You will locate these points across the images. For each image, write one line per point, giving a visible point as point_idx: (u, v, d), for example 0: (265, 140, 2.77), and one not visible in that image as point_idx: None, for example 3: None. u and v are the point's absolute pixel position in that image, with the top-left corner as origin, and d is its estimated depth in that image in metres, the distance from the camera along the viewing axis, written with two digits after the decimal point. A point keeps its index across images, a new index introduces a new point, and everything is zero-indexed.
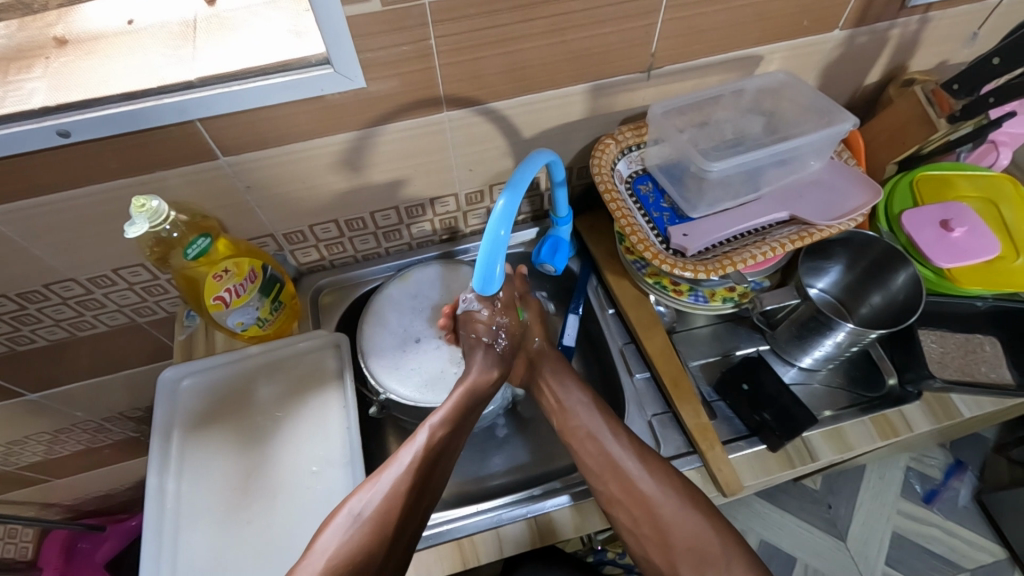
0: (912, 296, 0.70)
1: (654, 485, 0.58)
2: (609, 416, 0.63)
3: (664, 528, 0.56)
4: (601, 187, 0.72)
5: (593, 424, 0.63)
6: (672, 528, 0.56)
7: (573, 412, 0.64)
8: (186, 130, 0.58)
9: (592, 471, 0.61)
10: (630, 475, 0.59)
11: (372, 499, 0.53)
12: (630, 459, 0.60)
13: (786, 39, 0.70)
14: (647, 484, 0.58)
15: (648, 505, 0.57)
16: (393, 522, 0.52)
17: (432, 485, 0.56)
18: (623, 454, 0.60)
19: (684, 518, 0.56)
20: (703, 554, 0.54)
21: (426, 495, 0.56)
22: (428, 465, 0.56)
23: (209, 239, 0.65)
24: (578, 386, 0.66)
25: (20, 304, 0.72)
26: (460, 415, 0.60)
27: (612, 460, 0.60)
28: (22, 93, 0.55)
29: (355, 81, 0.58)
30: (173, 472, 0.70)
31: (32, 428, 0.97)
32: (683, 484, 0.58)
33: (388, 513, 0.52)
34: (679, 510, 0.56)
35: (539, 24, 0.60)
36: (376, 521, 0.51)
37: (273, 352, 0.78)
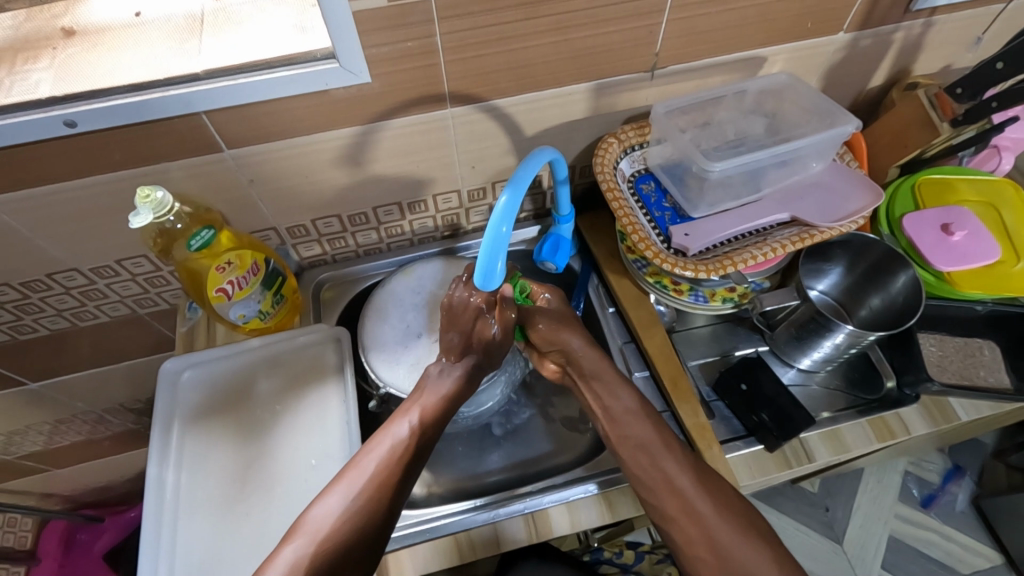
0: (911, 298, 0.70)
1: (712, 507, 0.57)
2: (663, 429, 0.61)
3: (722, 553, 0.55)
4: (603, 186, 0.73)
5: (650, 436, 0.61)
6: (729, 552, 0.54)
7: (626, 423, 0.62)
8: (191, 122, 0.59)
9: (646, 486, 0.59)
10: (686, 493, 0.57)
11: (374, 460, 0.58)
12: (685, 476, 0.58)
13: (790, 41, 0.71)
14: (704, 504, 0.57)
15: (705, 527, 0.56)
16: (393, 480, 0.57)
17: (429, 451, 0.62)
18: (679, 472, 0.58)
19: (743, 544, 0.55)
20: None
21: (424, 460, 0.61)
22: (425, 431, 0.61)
23: (213, 231, 0.65)
24: (630, 394, 0.64)
25: (23, 293, 0.73)
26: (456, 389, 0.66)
27: (667, 478, 0.58)
28: (28, 84, 0.55)
29: (360, 76, 0.59)
30: (173, 463, 0.71)
31: (33, 418, 0.98)
32: (740, 508, 0.57)
33: (388, 472, 0.57)
34: (735, 534, 0.55)
35: (544, 23, 0.60)
36: (376, 480, 0.57)
37: (273, 346, 0.79)
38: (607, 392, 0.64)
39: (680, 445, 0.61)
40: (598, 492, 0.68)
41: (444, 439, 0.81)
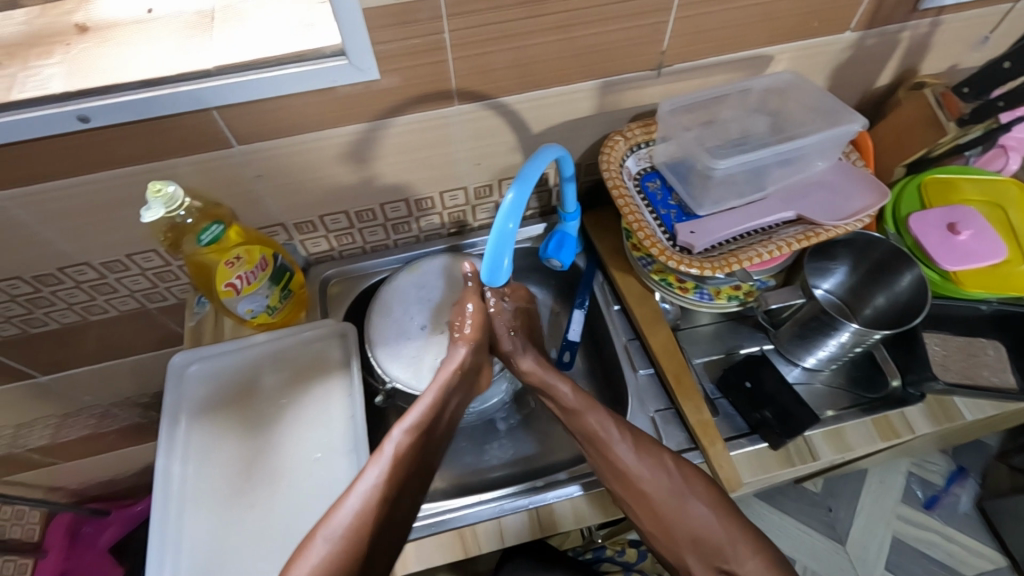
0: (916, 298, 0.70)
1: (658, 485, 0.60)
2: (606, 415, 0.63)
3: (670, 524, 0.59)
4: (609, 183, 0.73)
5: (598, 425, 0.62)
6: (676, 522, 0.59)
7: (576, 415, 0.64)
8: (201, 118, 0.59)
9: (598, 471, 0.63)
10: (633, 477, 0.60)
11: (344, 516, 0.54)
12: (630, 462, 0.61)
13: (796, 40, 0.71)
14: (652, 483, 0.60)
15: (655, 505, 0.59)
16: (365, 538, 0.53)
17: (404, 497, 0.57)
18: (626, 457, 0.61)
19: (689, 512, 0.59)
20: (708, 545, 0.58)
21: (400, 508, 0.57)
22: (398, 475, 0.57)
23: (222, 226, 0.66)
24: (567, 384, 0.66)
25: (34, 287, 0.73)
26: (429, 420, 0.62)
27: (616, 465, 0.61)
28: (42, 79, 0.56)
29: (368, 73, 0.59)
30: (179, 455, 0.71)
31: (42, 411, 0.99)
32: (688, 481, 0.60)
33: (361, 529, 0.53)
34: (680, 507, 0.59)
35: (551, 20, 0.60)
36: (349, 538, 0.52)
37: (278, 340, 0.79)
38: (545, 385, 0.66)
39: (620, 425, 0.62)
40: (601, 486, 0.68)
41: None
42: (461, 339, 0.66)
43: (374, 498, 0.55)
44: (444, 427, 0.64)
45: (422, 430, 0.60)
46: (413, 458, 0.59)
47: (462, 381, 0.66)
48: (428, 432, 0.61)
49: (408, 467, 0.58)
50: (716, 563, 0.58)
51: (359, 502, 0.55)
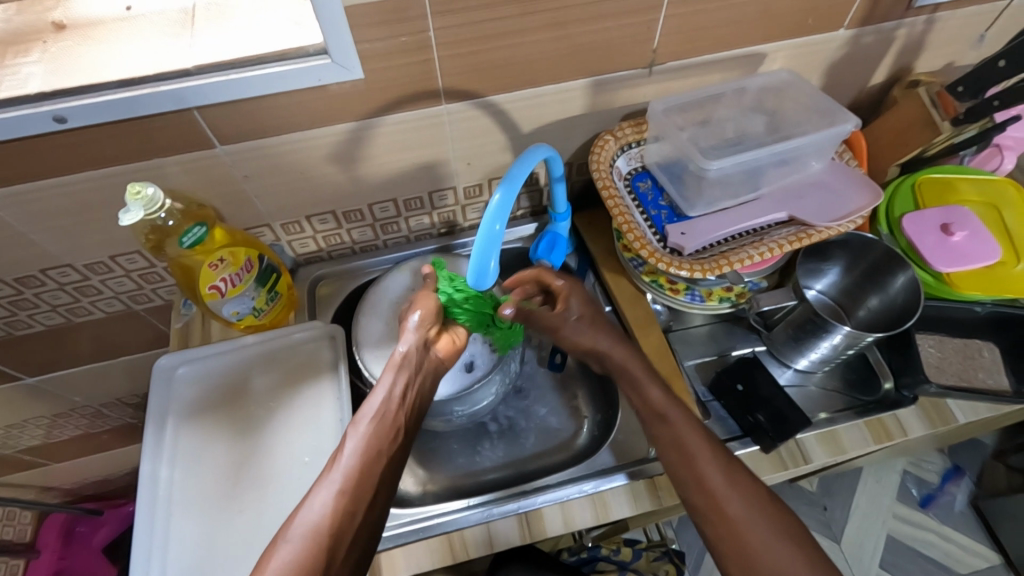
0: (910, 300, 0.69)
1: (744, 508, 0.53)
2: (694, 424, 0.59)
3: (749, 553, 0.52)
4: (599, 184, 0.72)
5: (688, 437, 0.58)
6: (755, 551, 0.52)
7: (657, 420, 0.60)
8: (183, 118, 0.58)
9: (679, 482, 0.57)
10: (718, 493, 0.54)
11: (306, 516, 0.50)
12: (716, 476, 0.55)
13: (790, 38, 0.70)
14: (740, 507, 0.54)
15: (736, 526, 0.53)
16: (330, 536, 0.49)
17: (370, 489, 0.53)
18: (713, 472, 0.56)
19: (772, 546, 0.52)
20: None
21: (367, 501, 0.52)
22: (361, 468, 0.53)
23: (204, 228, 0.65)
24: (658, 389, 0.62)
25: (17, 289, 0.72)
26: (390, 415, 0.57)
27: (700, 475, 0.56)
28: (19, 78, 0.55)
29: (353, 72, 0.58)
30: (166, 460, 0.70)
31: (31, 412, 0.98)
32: (776, 513, 0.53)
33: (324, 528, 0.49)
34: (768, 539, 0.52)
35: (540, 18, 0.59)
36: (310, 537, 0.48)
37: (268, 342, 0.78)
38: (637, 386, 0.63)
39: (714, 443, 0.58)
40: (594, 490, 0.68)
41: (440, 437, 0.81)
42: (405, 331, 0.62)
43: (334, 496, 0.51)
44: (410, 412, 0.60)
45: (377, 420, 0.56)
46: (375, 449, 0.55)
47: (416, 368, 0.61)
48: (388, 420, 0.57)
49: (371, 461, 0.54)
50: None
51: (320, 501, 0.51)
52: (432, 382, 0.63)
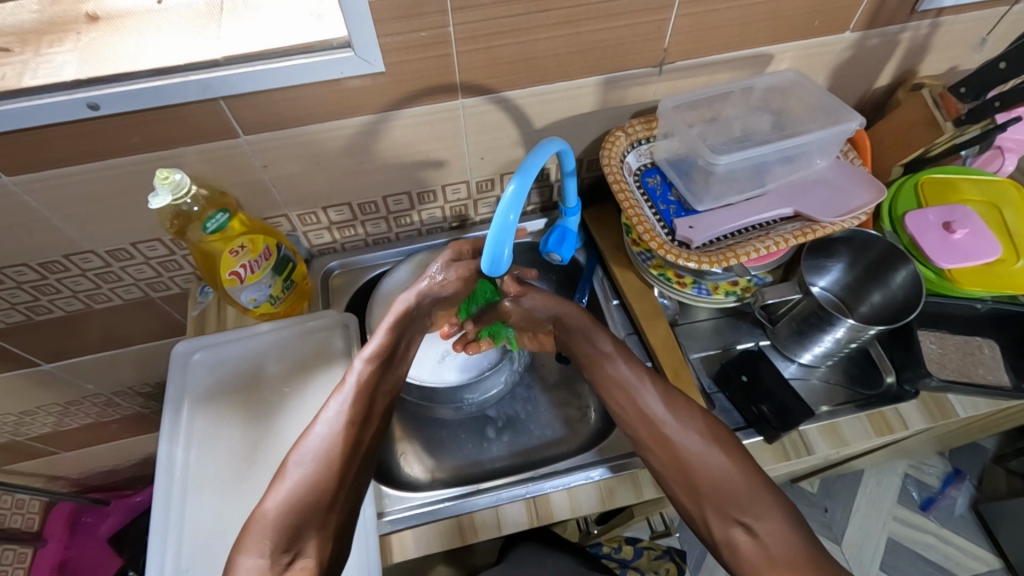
0: (913, 294, 0.71)
1: (679, 429, 0.61)
2: (638, 365, 0.66)
3: (688, 469, 0.59)
4: (610, 177, 0.74)
5: (629, 374, 0.65)
6: (696, 469, 0.59)
7: (605, 364, 0.67)
8: (209, 107, 0.60)
9: (624, 419, 0.64)
10: (658, 421, 0.62)
11: (313, 444, 0.58)
12: (657, 406, 0.63)
13: (798, 39, 0.72)
14: (678, 432, 0.61)
15: (678, 450, 0.60)
16: (337, 460, 0.58)
17: (369, 424, 0.62)
18: (652, 403, 0.63)
19: (707, 460, 0.59)
20: (728, 496, 0.57)
21: (364, 437, 0.61)
22: (361, 403, 0.62)
23: (227, 215, 0.67)
24: (605, 338, 0.68)
25: (40, 273, 0.74)
26: (386, 355, 0.65)
27: (644, 411, 0.63)
28: (53, 66, 0.57)
29: (374, 65, 0.60)
30: (182, 441, 0.72)
31: (45, 398, 1.00)
32: (711, 426, 0.61)
33: (331, 450, 0.58)
34: (704, 450, 0.60)
35: (555, 15, 0.61)
36: (321, 460, 0.57)
37: (282, 329, 0.80)
38: (588, 336, 0.69)
39: (650, 374, 0.65)
40: (600, 478, 0.69)
41: (448, 427, 0.83)
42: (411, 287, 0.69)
43: (340, 423, 0.60)
44: (403, 360, 0.68)
45: (382, 360, 0.65)
46: (374, 388, 0.63)
47: (414, 318, 0.68)
48: (388, 362, 0.65)
49: (370, 394, 0.62)
50: (734, 515, 0.56)
51: (326, 429, 0.59)
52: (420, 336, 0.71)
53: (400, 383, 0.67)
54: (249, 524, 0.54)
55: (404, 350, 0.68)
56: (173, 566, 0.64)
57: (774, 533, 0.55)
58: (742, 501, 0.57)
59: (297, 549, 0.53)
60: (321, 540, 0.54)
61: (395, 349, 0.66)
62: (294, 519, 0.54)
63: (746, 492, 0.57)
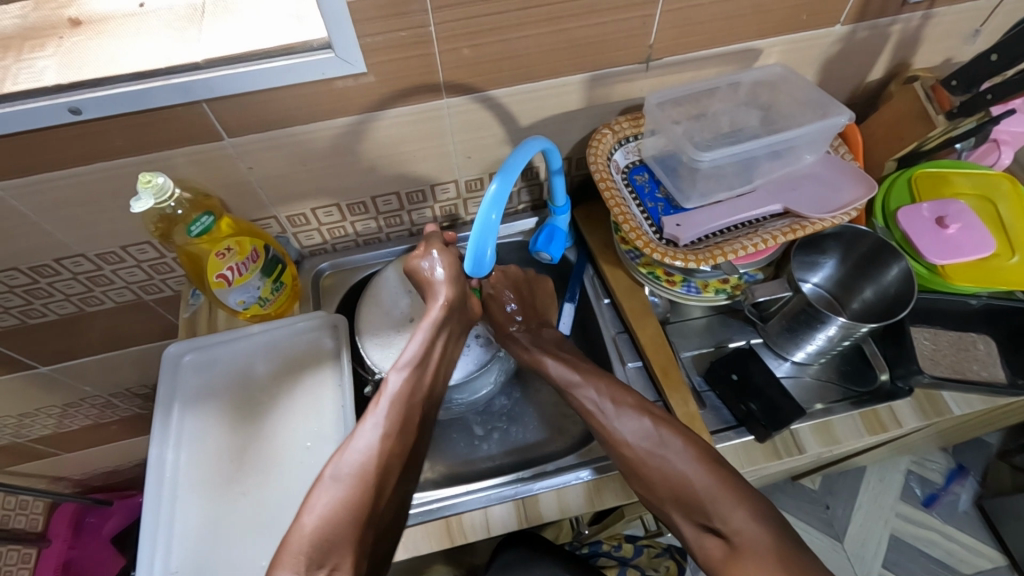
0: (904, 290, 0.70)
1: (630, 441, 0.62)
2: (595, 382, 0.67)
3: (648, 483, 0.60)
4: (596, 176, 0.73)
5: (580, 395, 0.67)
6: (654, 482, 0.59)
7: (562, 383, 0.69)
8: (192, 111, 0.60)
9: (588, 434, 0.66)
10: (611, 439, 0.63)
11: (352, 457, 0.57)
12: (606, 425, 0.64)
13: (786, 33, 0.71)
14: (630, 446, 0.61)
15: (634, 465, 0.61)
16: (375, 474, 0.56)
17: (409, 435, 0.60)
18: (604, 421, 0.64)
19: (665, 469, 0.59)
20: (691, 502, 0.58)
21: (404, 449, 0.59)
22: (400, 414, 0.60)
23: (212, 218, 0.67)
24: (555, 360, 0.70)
25: (31, 278, 0.75)
26: (425, 361, 0.63)
27: (598, 430, 0.64)
28: (35, 71, 0.57)
29: (356, 66, 0.60)
30: (173, 442, 0.72)
31: (44, 400, 1.01)
32: (663, 432, 0.61)
33: (367, 465, 0.56)
34: (659, 458, 0.60)
35: (538, 13, 0.61)
36: (358, 475, 0.55)
37: (270, 331, 0.80)
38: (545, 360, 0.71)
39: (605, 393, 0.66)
40: (589, 478, 0.69)
41: (439, 427, 0.83)
42: (431, 288, 0.66)
43: (379, 436, 0.58)
44: (441, 365, 0.66)
45: (419, 369, 0.62)
46: (413, 395, 0.61)
47: (453, 319, 0.66)
48: (426, 369, 0.63)
49: (408, 405, 0.60)
50: (700, 520, 0.57)
51: (364, 442, 0.57)
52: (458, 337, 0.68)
53: (437, 389, 0.65)
54: (285, 540, 0.53)
55: (444, 352, 0.66)
56: (163, 569, 0.65)
57: (743, 531, 0.55)
58: (705, 505, 0.57)
59: (333, 565, 0.52)
60: (358, 556, 0.53)
61: (432, 355, 0.64)
62: (332, 536, 0.52)
63: (706, 494, 0.57)
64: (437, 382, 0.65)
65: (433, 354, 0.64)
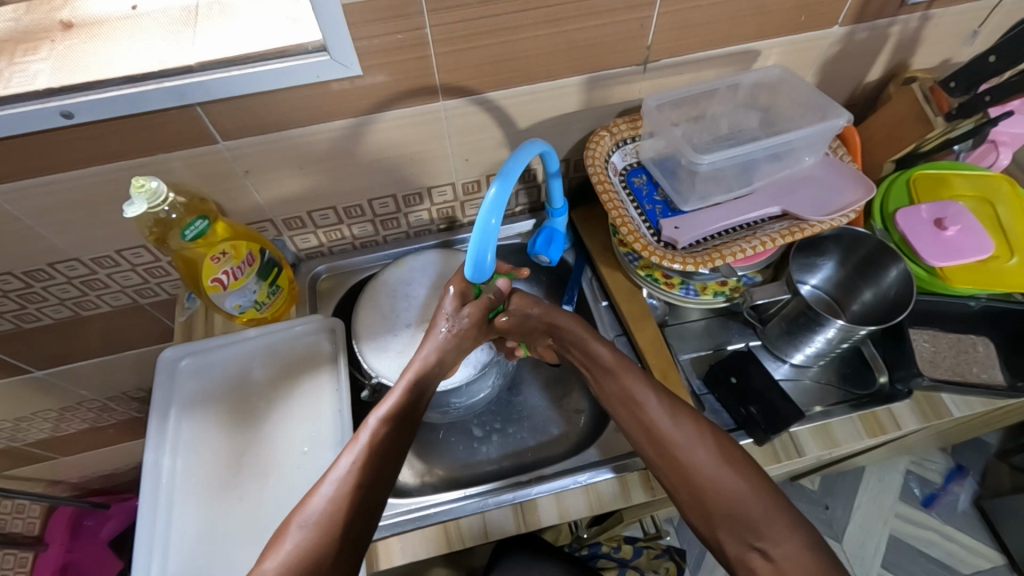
0: (902, 292, 0.70)
1: (689, 444, 0.59)
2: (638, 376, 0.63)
3: (699, 491, 0.57)
4: (594, 178, 0.73)
5: (632, 384, 0.63)
6: (707, 491, 0.57)
7: (606, 375, 0.65)
8: (186, 114, 0.60)
9: (632, 435, 0.62)
10: (666, 438, 0.60)
11: (318, 505, 0.53)
12: (664, 420, 0.61)
13: (785, 34, 0.70)
14: (686, 449, 0.59)
15: (687, 470, 0.58)
16: (341, 523, 0.52)
17: (382, 485, 0.57)
18: (659, 416, 0.61)
19: (719, 479, 0.57)
20: (741, 520, 0.55)
21: (376, 499, 0.56)
22: (372, 460, 0.57)
23: (207, 222, 0.67)
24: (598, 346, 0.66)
25: (26, 282, 0.74)
26: (403, 414, 0.61)
27: (649, 424, 0.61)
28: (28, 75, 0.57)
29: (352, 68, 0.59)
30: (168, 448, 0.72)
31: (40, 404, 1.00)
32: (720, 442, 0.59)
33: (333, 515, 0.53)
34: (715, 468, 0.58)
35: (535, 15, 0.60)
36: (322, 525, 0.52)
37: (268, 335, 0.80)
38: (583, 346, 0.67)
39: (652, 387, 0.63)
40: (588, 481, 0.68)
41: (437, 430, 0.82)
42: (431, 337, 0.66)
43: (347, 485, 0.54)
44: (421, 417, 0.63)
45: (396, 418, 0.60)
46: (387, 441, 0.58)
47: (434, 375, 0.65)
48: (405, 420, 0.61)
49: (381, 452, 0.57)
50: (749, 539, 0.55)
51: (333, 489, 0.54)
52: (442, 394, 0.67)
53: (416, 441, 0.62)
54: None
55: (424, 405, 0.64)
56: None
57: (792, 557, 0.53)
58: (755, 524, 0.55)
59: None
60: None
61: (412, 408, 0.62)
62: None
63: (761, 514, 0.55)
64: (415, 427, 0.62)
65: (412, 407, 0.62)
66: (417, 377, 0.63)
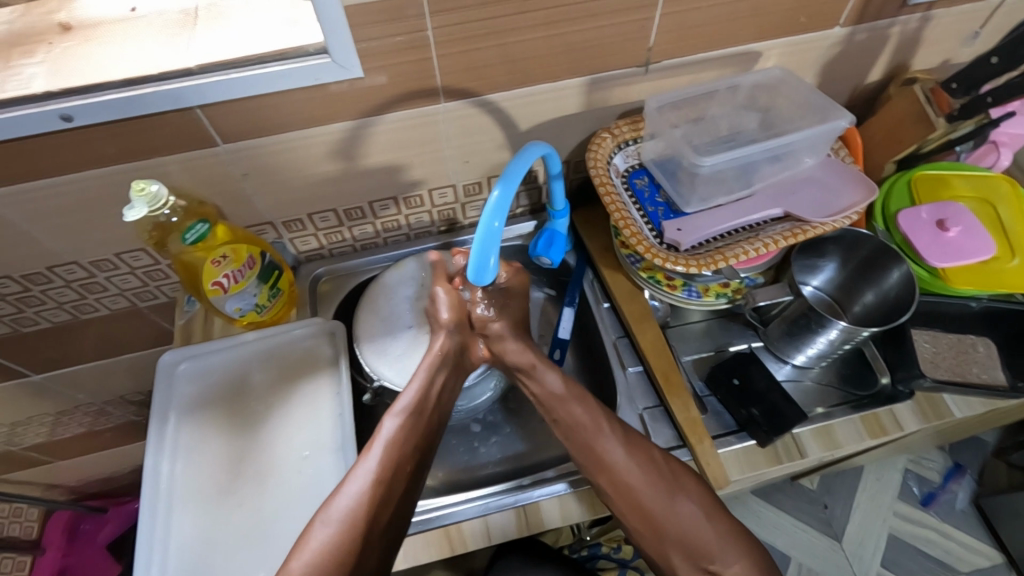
0: (904, 294, 0.70)
1: (641, 478, 0.60)
2: (593, 407, 0.63)
3: (656, 522, 0.59)
4: (596, 180, 0.72)
5: (582, 416, 0.63)
6: (666, 525, 0.58)
7: (554, 403, 0.64)
8: (185, 117, 0.59)
9: (585, 465, 0.62)
10: (617, 468, 0.60)
11: (342, 503, 0.56)
12: (616, 452, 0.61)
13: (785, 35, 0.70)
14: (637, 479, 0.60)
15: (636, 503, 0.59)
16: (364, 520, 0.55)
17: (403, 477, 0.59)
18: (613, 449, 0.61)
19: (677, 510, 0.59)
20: (694, 545, 0.58)
21: (398, 494, 0.58)
22: (394, 455, 0.59)
23: (207, 225, 0.66)
24: (555, 375, 0.65)
25: (24, 286, 0.74)
26: (420, 409, 0.62)
27: (602, 457, 0.61)
28: (24, 78, 0.56)
29: (352, 70, 0.59)
30: (167, 454, 0.71)
31: (37, 409, 0.99)
32: (668, 472, 0.60)
33: (358, 510, 0.55)
34: (664, 499, 0.59)
35: (535, 17, 0.60)
36: (346, 522, 0.54)
37: (266, 339, 0.79)
38: (534, 375, 0.65)
39: (608, 417, 0.63)
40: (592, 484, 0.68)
41: None
42: (439, 324, 0.66)
43: (369, 481, 0.57)
44: (440, 407, 0.65)
45: (412, 412, 0.61)
46: (408, 442, 0.60)
47: (450, 363, 0.65)
48: (420, 413, 0.62)
49: (402, 447, 0.59)
50: (703, 564, 0.57)
51: (355, 487, 0.56)
52: (456, 378, 0.67)
53: (437, 430, 0.64)
54: None
55: (440, 394, 0.65)
56: None
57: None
58: (711, 551, 0.57)
59: None
60: None
61: (429, 395, 0.63)
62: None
63: (713, 540, 0.58)
64: (435, 428, 0.64)
65: (429, 395, 0.63)
66: (431, 367, 0.64)
